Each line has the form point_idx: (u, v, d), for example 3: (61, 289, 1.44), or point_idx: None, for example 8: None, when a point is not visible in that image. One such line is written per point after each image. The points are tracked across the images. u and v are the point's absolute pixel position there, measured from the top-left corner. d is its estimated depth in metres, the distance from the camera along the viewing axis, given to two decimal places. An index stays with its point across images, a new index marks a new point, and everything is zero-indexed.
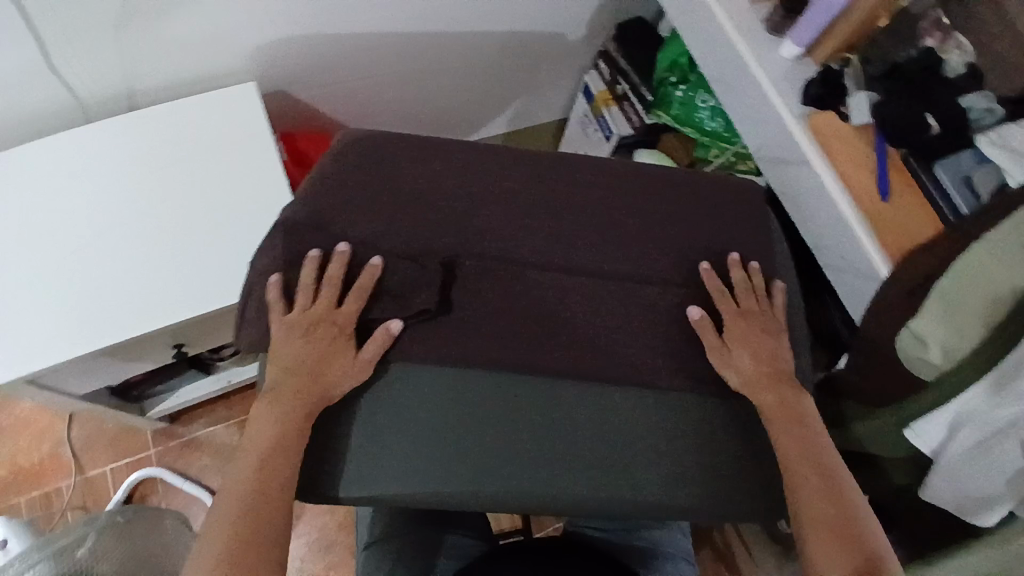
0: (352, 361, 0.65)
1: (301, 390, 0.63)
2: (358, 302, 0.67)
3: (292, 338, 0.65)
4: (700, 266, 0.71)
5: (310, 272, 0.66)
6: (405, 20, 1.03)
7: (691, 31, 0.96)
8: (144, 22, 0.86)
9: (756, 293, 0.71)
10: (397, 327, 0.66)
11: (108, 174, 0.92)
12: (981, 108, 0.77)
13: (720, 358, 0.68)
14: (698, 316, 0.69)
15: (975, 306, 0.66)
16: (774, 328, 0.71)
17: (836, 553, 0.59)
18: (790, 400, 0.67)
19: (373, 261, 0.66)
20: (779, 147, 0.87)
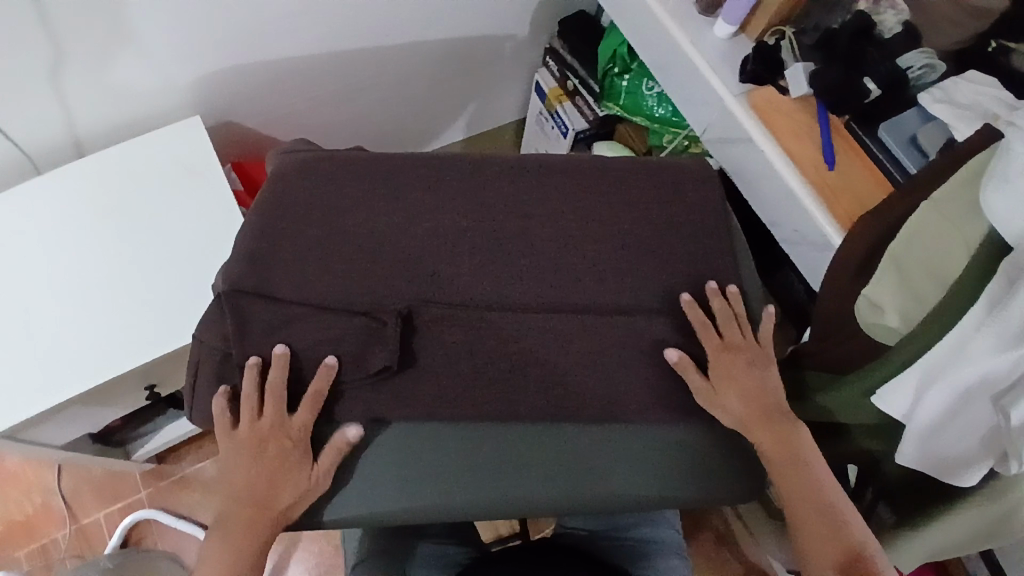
0: (309, 477, 0.61)
1: (266, 504, 0.61)
2: (309, 413, 0.62)
3: (244, 456, 0.62)
4: (682, 296, 0.67)
5: (251, 382, 0.62)
6: (341, 39, 1.02)
7: (625, 20, 0.96)
8: (79, 69, 0.85)
9: (739, 320, 0.68)
10: (355, 434, 0.62)
11: (61, 225, 0.91)
12: (921, 66, 0.76)
13: (707, 400, 0.66)
14: (678, 357, 0.66)
15: (927, 266, 0.66)
16: (761, 359, 0.69)
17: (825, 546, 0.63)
18: (788, 435, 0.66)
19: (323, 362, 0.62)
20: (722, 127, 0.87)
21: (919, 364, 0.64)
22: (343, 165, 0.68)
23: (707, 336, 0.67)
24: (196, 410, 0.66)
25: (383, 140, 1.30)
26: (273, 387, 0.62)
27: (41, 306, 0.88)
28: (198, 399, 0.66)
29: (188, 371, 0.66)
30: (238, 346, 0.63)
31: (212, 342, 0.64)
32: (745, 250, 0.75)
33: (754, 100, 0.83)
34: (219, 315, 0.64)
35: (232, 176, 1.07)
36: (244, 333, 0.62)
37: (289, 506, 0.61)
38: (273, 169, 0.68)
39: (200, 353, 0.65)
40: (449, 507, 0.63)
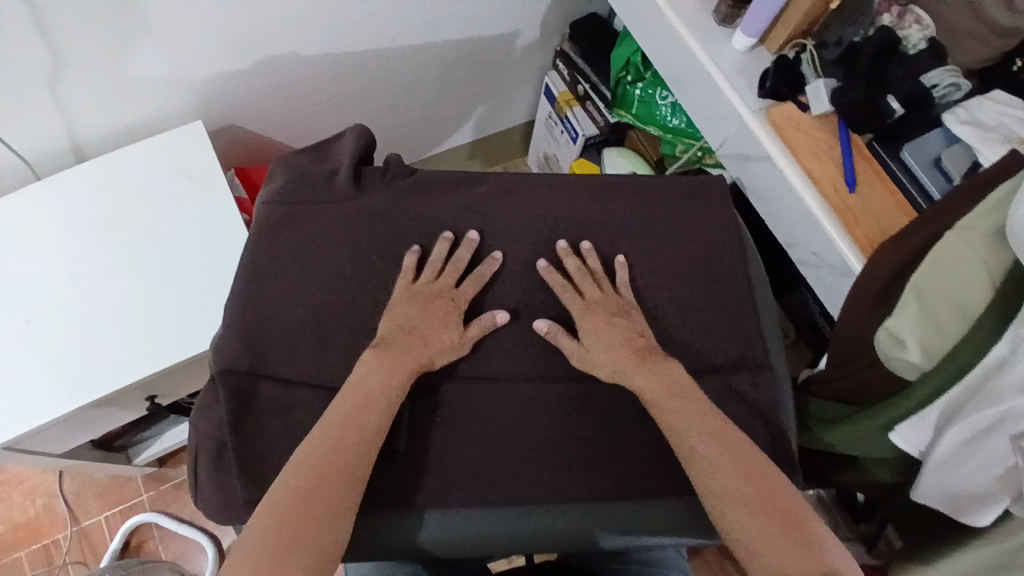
0: (455, 338, 0.66)
1: (410, 358, 0.64)
2: (477, 285, 0.70)
3: (410, 303, 0.67)
4: (537, 265, 0.71)
5: (442, 248, 0.70)
6: (345, 42, 0.99)
7: (638, 26, 0.91)
8: (78, 74, 0.83)
9: (594, 276, 0.71)
10: (502, 319, 0.68)
11: (62, 234, 0.90)
12: (947, 84, 0.73)
13: (582, 361, 0.66)
14: (546, 326, 0.68)
15: (948, 302, 0.63)
16: (624, 309, 0.70)
17: (768, 537, 0.55)
18: (660, 375, 0.65)
19: (496, 254, 0.71)
20: (739, 142, 0.83)
21: (940, 400, 0.62)
22: (345, 225, 0.71)
23: (567, 296, 0.69)
24: (200, 500, 0.64)
25: (392, 143, 1.27)
26: (461, 257, 0.70)
27: (42, 318, 0.86)
28: (202, 483, 0.64)
29: (190, 453, 0.65)
30: (234, 436, 0.62)
31: (210, 431, 0.63)
32: (760, 277, 0.77)
33: (773, 117, 0.79)
34: (214, 400, 0.64)
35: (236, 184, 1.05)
36: (260, 358, 0.65)
37: (435, 355, 0.65)
38: (261, 214, 0.72)
39: (197, 441, 0.64)
40: (464, 538, 0.62)
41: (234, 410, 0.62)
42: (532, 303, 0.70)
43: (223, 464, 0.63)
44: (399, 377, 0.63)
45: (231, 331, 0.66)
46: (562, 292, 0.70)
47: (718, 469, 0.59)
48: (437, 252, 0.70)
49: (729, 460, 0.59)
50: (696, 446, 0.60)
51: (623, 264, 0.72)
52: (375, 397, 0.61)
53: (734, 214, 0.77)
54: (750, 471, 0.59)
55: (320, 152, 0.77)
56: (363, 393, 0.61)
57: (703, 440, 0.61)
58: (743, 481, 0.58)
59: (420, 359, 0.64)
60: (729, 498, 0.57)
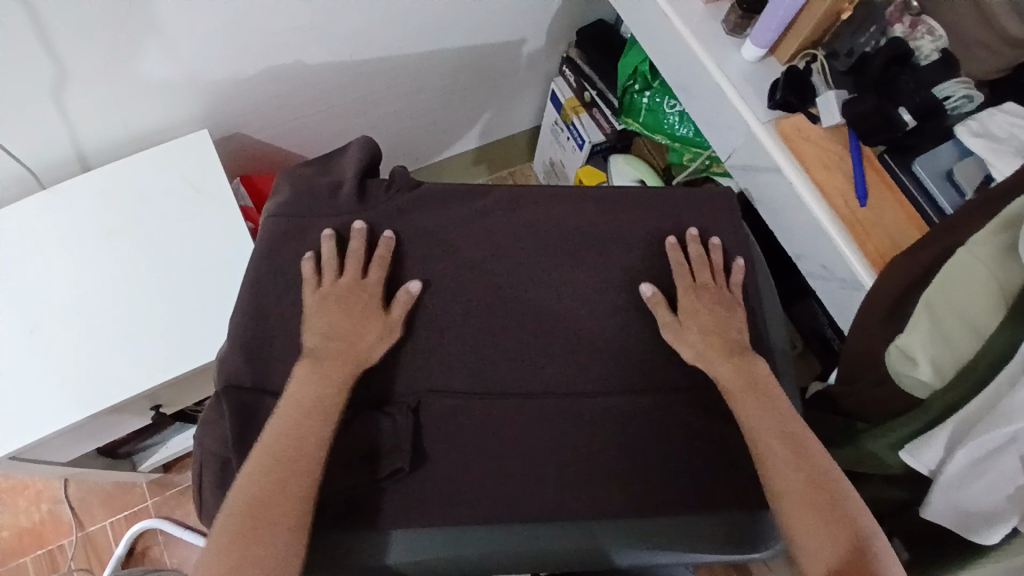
0: (382, 325, 0.67)
1: (344, 358, 0.64)
2: (380, 270, 0.70)
3: (326, 307, 0.67)
4: (667, 241, 0.74)
5: (332, 247, 0.70)
6: (350, 49, 0.99)
7: (646, 35, 0.90)
8: (82, 82, 0.83)
9: (706, 263, 0.73)
10: (417, 286, 0.69)
11: (65, 243, 0.90)
12: (960, 95, 0.72)
13: (674, 334, 0.69)
14: (652, 293, 0.71)
15: (961, 319, 0.63)
16: (728, 302, 0.73)
17: (812, 529, 0.58)
18: (748, 370, 0.67)
19: (386, 234, 0.71)
20: (747, 153, 0.82)
21: (952, 417, 0.62)
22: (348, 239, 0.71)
23: (681, 274, 0.72)
24: (204, 514, 0.64)
25: (397, 149, 1.27)
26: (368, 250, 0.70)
27: (46, 327, 0.86)
28: (205, 500, 0.63)
29: (194, 468, 0.65)
30: (238, 452, 0.62)
31: (214, 447, 0.63)
32: (767, 291, 0.77)
33: (783, 129, 0.79)
34: (219, 416, 0.64)
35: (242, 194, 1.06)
36: (266, 373, 0.65)
37: (368, 351, 0.65)
38: (268, 227, 0.72)
39: (202, 457, 0.64)
40: (463, 559, 0.60)
41: (238, 426, 0.62)
42: (537, 316, 0.69)
43: (227, 480, 0.63)
44: (334, 377, 0.63)
45: (234, 346, 0.65)
46: (671, 272, 0.73)
47: (786, 466, 0.61)
48: (327, 255, 0.70)
49: (795, 461, 0.62)
50: (769, 442, 0.63)
51: (741, 268, 0.74)
52: (319, 404, 0.61)
53: (744, 228, 0.79)
54: (813, 474, 0.61)
55: (326, 164, 0.77)
56: (303, 403, 0.61)
57: (773, 440, 0.63)
58: (807, 482, 0.60)
59: (355, 358, 0.65)
60: (787, 491, 0.60)
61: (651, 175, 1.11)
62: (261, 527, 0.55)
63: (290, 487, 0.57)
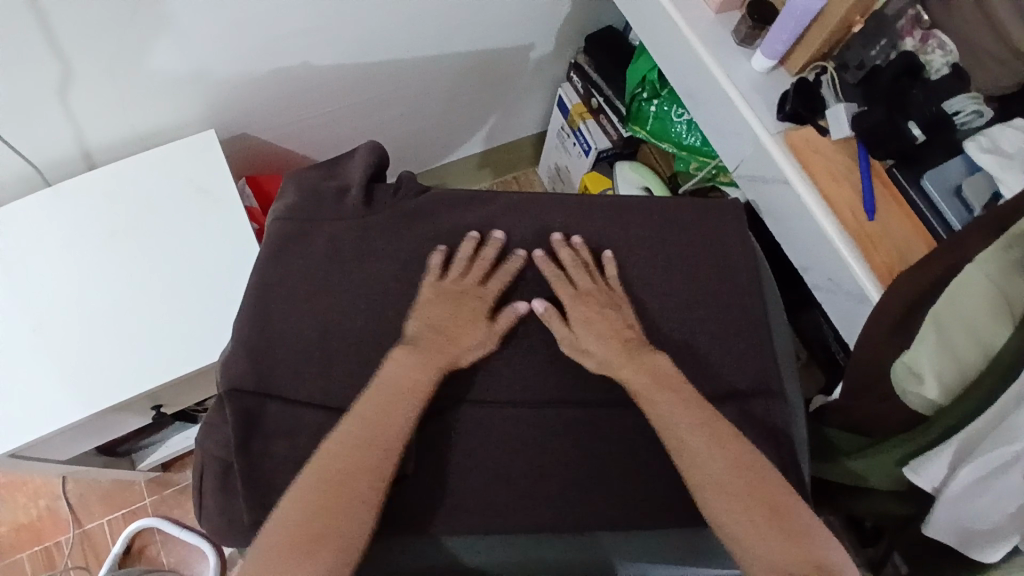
0: (482, 332, 0.67)
1: (439, 353, 0.65)
2: (502, 281, 0.71)
3: (440, 300, 0.68)
4: (532, 255, 0.72)
5: (469, 247, 0.71)
6: (357, 51, 0.98)
7: (656, 42, 0.90)
8: (87, 80, 0.82)
9: (583, 267, 0.71)
10: (526, 307, 0.69)
11: (68, 242, 0.89)
12: (969, 111, 0.72)
13: (570, 347, 0.68)
14: (543, 308, 0.69)
15: (967, 335, 0.62)
16: (616, 301, 0.70)
17: (755, 527, 0.57)
18: (649, 365, 0.66)
19: (518, 252, 0.72)
20: (755, 163, 0.82)
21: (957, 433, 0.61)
22: (353, 244, 0.71)
23: (559, 285, 0.70)
24: (205, 518, 0.64)
25: (403, 151, 1.27)
26: (486, 256, 0.71)
27: (48, 325, 0.86)
28: (208, 503, 0.64)
29: (196, 472, 0.65)
30: (240, 457, 0.62)
31: (215, 451, 0.63)
32: (774, 303, 0.77)
33: (792, 139, 0.78)
34: (221, 420, 0.63)
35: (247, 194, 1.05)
36: (268, 377, 0.65)
37: (466, 352, 0.66)
38: (273, 230, 0.72)
39: (203, 460, 0.64)
40: None
41: (241, 430, 0.62)
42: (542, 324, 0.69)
43: (227, 484, 0.63)
44: (432, 366, 0.64)
45: (239, 348, 0.65)
46: (553, 279, 0.71)
47: (707, 457, 0.61)
48: (462, 252, 0.71)
49: (722, 450, 0.61)
50: (680, 433, 0.62)
51: (611, 260, 0.72)
52: (415, 388, 0.63)
53: (751, 241, 0.77)
54: (739, 465, 0.61)
55: (333, 166, 0.78)
56: (403, 389, 0.63)
57: (697, 432, 0.62)
58: (734, 475, 0.60)
59: (453, 354, 0.66)
60: (716, 487, 0.60)
61: (657, 182, 1.11)
62: (329, 513, 0.56)
63: (365, 463, 0.59)
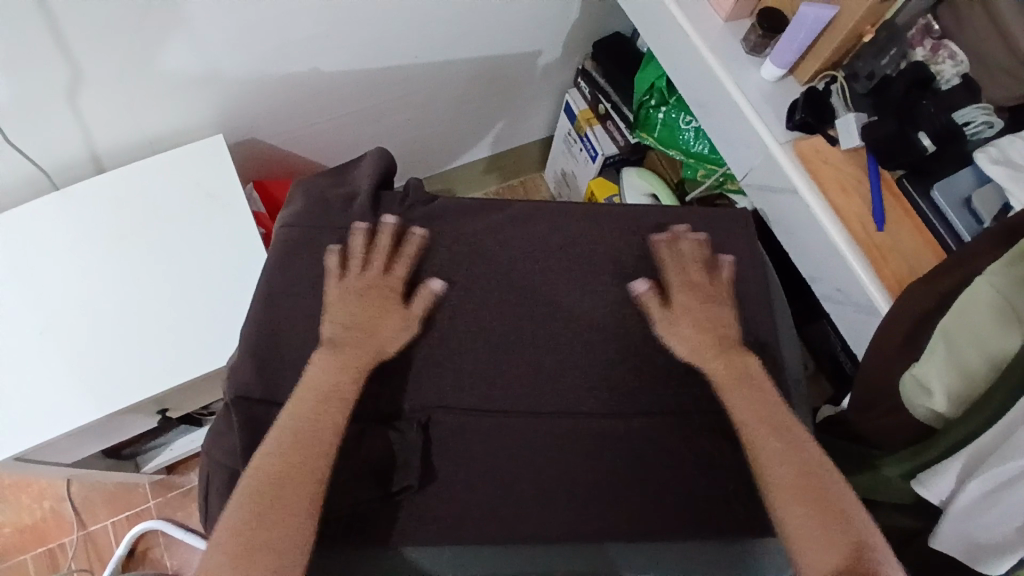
0: (399, 321, 0.67)
1: (361, 347, 0.64)
2: (407, 265, 0.70)
3: (349, 300, 0.67)
4: (654, 237, 0.75)
5: (362, 241, 0.70)
6: (365, 57, 0.98)
7: (664, 50, 0.90)
8: (95, 84, 0.82)
9: (697, 262, 0.72)
10: (440, 285, 0.70)
11: (74, 246, 0.89)
12: (980, 122, 0.71)
13: (666, 329, 0.69)
14: (644, 291, 0.71)
15: (978, 350, 0.61)
16: (720, 296, 0.71)
17: (813, 528, 0.56)
18: (735, 362, 0.67)
19: (416, 233, 0.72)
20: (764, 173, 0.82)
21: (965, 449, 0.61)
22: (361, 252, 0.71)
23: (672, 270, 0.72)
24: (210, 525, 0.64)
25: (409, 157, 1.27)
26: (382, 243, 0.70)
27: (55, 329, 0.86)
28: (212, 511, 0.64)
29: (202, 480, 0.65)
30: (246, 466, 0.61)
31: (222, 459, 0.63)
32: (781, 313, 0.77)
33: (801, 150, 0.78)
34: (228, 427, 0.63)
35: (254, 198, 1.05)
36: (275, 385, 0.65)
37: (387, 343, 0.65)
38: (281, 236, 0.72)
39: (210, 468, 0.64)
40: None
41: (248, 438, 0.61)
42: (551, 332, 0.69)
43: (234, 493, 0.62)
44: (349, 368, 0.63)
45: (246, 356, 0.65)
46: (664, 268, 0.73)
47: (776, 462, 0.60)
48: (356, 248, 0.70)
49: (789, 456, 0.60)
50: (755, 435, 0.62)
51: (728, 263, 0.73)
52: (337, 393, 0.61)
53: (761, 251, 0.78)
54: (800, 466, 0.60)
55: (340, 174, 0.78)
56: (318, 395, 0.61)
57: (770, 435, 0.62)
58: (798, 477, 0.59)
59: (373, 350, 0.65)
60: (782, 489, 0.59)
61: (664, 190, 1.11)
62: (264, 523, 0.54)
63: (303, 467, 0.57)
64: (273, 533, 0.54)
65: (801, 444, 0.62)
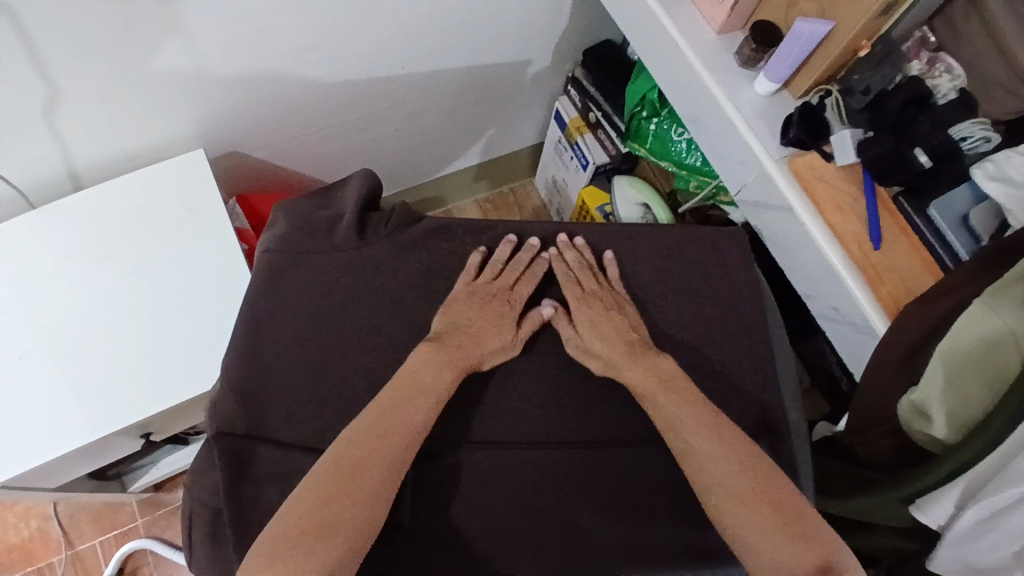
0: (512, 337, 0.69)
1: (463, 354, 0.66)
2: (530, 285, 0.73)
3: (471, 303, 0.70)
4: (544, 253, 0.75)
5: (506, 251, 0.74)
6: (351, 69, 0.96)
7: (655, 63, 0.88)
8: (71, 102, 0.80)
9: (587, 269, 0.74)
10: (550, 312, 0.72)
11: (50, 268, 0.87)
12: (978, 136, 0.69)
13: (576, 348, 0.69)
14: (552, 310, 0.72)
15: (977, 375, 0.60)
16: (618, 303, 0.72)
17: (771, 529, 0.55)
18: (654, 366, 0.67)
19: (548, 257, 0.75)
20: (758, 189, 0.81)
21: (962, 477, 0.59)
22: (350, 281, 0.70)
23: (567, 283, 0.73)
24: (193, 566, 0.62)
25: (398, 166, 1.24)
26: (520, 259, 0.74)
27: (32, 354, 0.83)
28: (196, 551, 0.62)
29: (185, 517, 0.63)
30: (228, 505, 0.60)
31: (204, 497, 0.61)
32: (779, 335, 0.75)
33: (796, 167, 0.77)
34: (209, 465, 0.62)
35: (238, 215, 1.03)
36: (259, 420, 0.63)
37: (491, 353, 0.67)
38: (263, 261, 0.71)
39: (193, 507, 0.62)
40: None
41: (231, 478, 0.60)
42: (545, 360, 0.68)
43: (218, 532, 0.61)
44: (452, 365, 0.65)
45: (228, 390, 0.64)
46: (563, 279, 0.74)
47: (710, 459, 0.60)
48: (500, 258, 0.73)
49: (724, 453, 0.60)
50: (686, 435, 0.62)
51: (612, 261, 0.75)
52: (439, 391, 0.63)
53: (755, 267, 0.76)
54: (748, 466, 0.59)
55: (327, 196, 0.76)
56: (398, 390, 0.63)
57: (704, 433, 0.62)
58: (742, 473, 0.59)
59: (477, 354, 0.67)
60: (723, 488, 0.58)
61: (656, 200, 1.09)
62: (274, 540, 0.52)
63: (369, 466, 0.57)
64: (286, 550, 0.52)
65: (722, 446, 0.61)
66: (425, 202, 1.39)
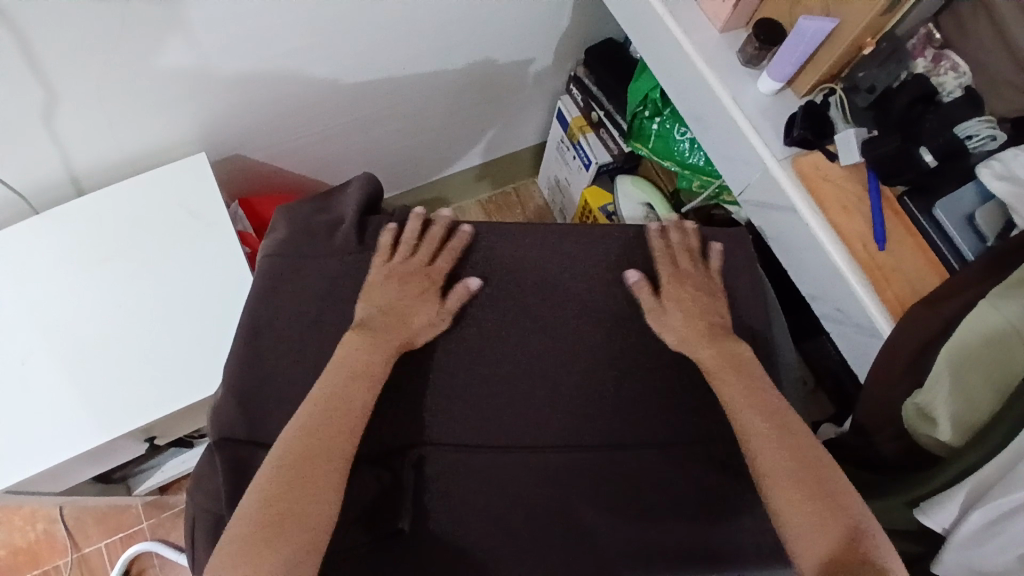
0: (437, 311, 0.69)
1: (392, 335, 0.66)
2: (451, 259, 0.73)
3: (389, 282, 0.70)
4: (650, 228, 0.77)
5: (415, 226, 0.74)
6: (352, 70, 0.96)
7: (657, 62, 0.88)
8: (71, 105, 0.79)
9: (687, 251, 0.75)
10: (475, 284, 0.70)
11: (52, 273, 0.87)
12: (983, 135, 0.68)
13: (656, 319, 0.69)
14: (637, 279, 0.72)
15: (984, 376, 0.60)
16: (707, 286, 0.73)
17: (806, 513, 0.57)
18: (730, 351, 0.68)
19: (462, 228, 0.74)
20: (761, 189, 0.80)
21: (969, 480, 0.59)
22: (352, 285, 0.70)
23: (661, 262, 0.74)
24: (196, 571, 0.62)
25: (399, 166, 1.24)
26: (434, 234, 0.74)
27: (36, 358, 0.83)
28: (198, 556, 0.62)
29: (188, 521, 0.63)
30: (229, 510, 0.60)
31: (207, 502, 0.61)
32: (781, 336, 0.75)
33: (800, 167, 0.76)
34: (211, 471, 0.62)
35: (240, 217, 1.03)
36: (261, 425, 0.63)
37: (419, 330, 0.67)
38: (264, 266, 0.71)
39: (196, 512, 0.62)
40: None
41: (232, 483, 0.59)
42: (547, 363, 0.68)
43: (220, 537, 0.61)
44: (388, 346, 0.65)
45: (231, 394, 0.64)
46: (654, 258, 0.75)
47: (767, 445, 0.61)
48: (409, 234, 0.73)
49: (782, 443, 0.61)
50: (749, 421, 0.62)
51: (717, 251, 0.76)
52: (366, 370, 0.63)
53: (757, 266, 0.76)
54: (796, 450, 0.60)
55: (326, 200, 0.77)
56: (341, 373, 0.63)
57: (763, 419, 0.62)
58: (790, 459, 0.60)
59: (406, 333, 0.67)
60: (775, 472, 0.59)
61: (658, 199, 1.09)
62: (269, 524, 0.54)
63: (330, 447, 0.59)
64: (282, 534, 0.54)
65: (778, 431, 0.62)
66: (426, 203, 1.39)
